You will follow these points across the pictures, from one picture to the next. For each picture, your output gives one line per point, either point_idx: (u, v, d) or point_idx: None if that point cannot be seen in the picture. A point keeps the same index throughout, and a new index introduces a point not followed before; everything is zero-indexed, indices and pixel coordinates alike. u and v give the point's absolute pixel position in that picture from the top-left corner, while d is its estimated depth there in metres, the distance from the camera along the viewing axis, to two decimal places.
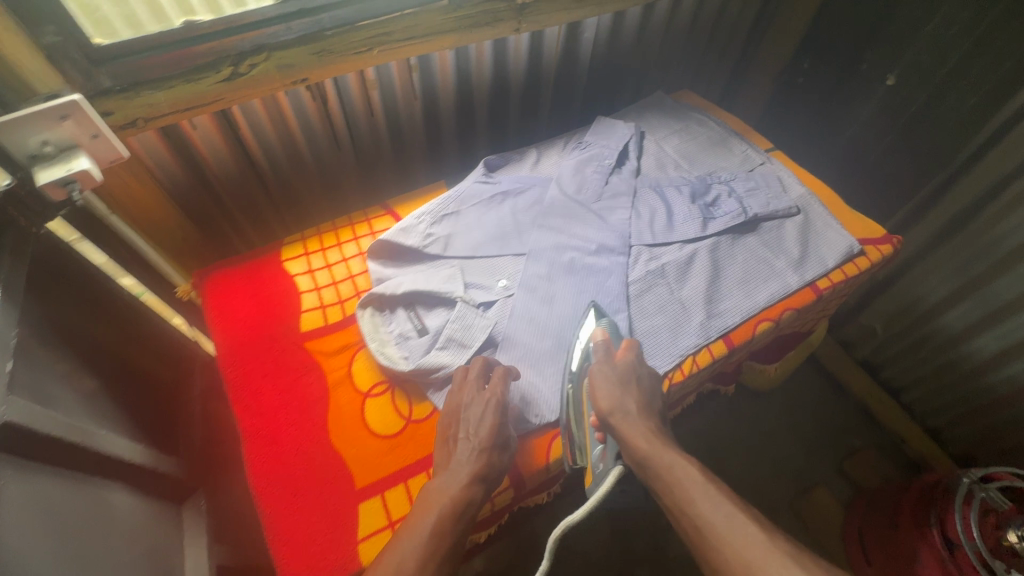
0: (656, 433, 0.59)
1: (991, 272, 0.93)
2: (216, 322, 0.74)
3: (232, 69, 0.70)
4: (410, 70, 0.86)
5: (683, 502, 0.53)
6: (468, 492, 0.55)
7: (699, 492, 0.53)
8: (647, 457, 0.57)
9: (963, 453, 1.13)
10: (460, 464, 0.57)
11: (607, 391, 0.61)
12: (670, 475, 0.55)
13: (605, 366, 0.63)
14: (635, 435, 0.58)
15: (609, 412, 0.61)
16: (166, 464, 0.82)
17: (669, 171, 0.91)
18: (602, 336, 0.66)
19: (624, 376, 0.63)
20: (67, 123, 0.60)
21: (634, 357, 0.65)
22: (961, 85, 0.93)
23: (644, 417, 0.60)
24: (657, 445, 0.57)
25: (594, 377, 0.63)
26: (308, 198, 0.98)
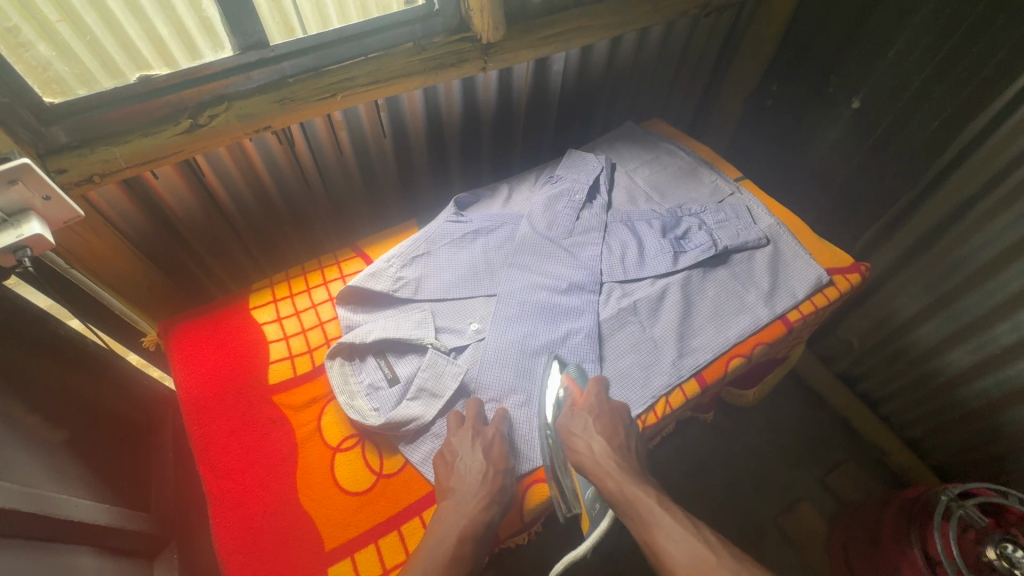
0: (624, 471, 0.62)
1: (960, 289, 0.95)
2: (182, 376, 0.72)
3: (191, 121, 0.69)
4: (378, 110, 0.85)
5: (647, 539, 0.57)
6: (483, 517, 0.58)
7: (662, 531, 0.57)
8: (616, 497, 0.61)
9: (942, 465, 1.14)
10: (468, 490, 0.59)
11: (577, 436, 0.65)
12: (636, 512, 0.59)
13: (594, 400, 0.67)
14: (604, 476, 0.62)
15: (580, 455, 0.64)
16: (134, 520, 0.80)
17: (640, 204, 0.92)
18: (567, 381, 0.69)
19: (586, 416, 0.65)
20: (17, 186, 0.58)
21: (598, 395, 0.67)
22: (923, 109, 0.95)
23: (611, 455, 0.63)
24: (624, 484, 0.61)
25: (563, 425, 0.67)
26: (280, 239, 0.96)
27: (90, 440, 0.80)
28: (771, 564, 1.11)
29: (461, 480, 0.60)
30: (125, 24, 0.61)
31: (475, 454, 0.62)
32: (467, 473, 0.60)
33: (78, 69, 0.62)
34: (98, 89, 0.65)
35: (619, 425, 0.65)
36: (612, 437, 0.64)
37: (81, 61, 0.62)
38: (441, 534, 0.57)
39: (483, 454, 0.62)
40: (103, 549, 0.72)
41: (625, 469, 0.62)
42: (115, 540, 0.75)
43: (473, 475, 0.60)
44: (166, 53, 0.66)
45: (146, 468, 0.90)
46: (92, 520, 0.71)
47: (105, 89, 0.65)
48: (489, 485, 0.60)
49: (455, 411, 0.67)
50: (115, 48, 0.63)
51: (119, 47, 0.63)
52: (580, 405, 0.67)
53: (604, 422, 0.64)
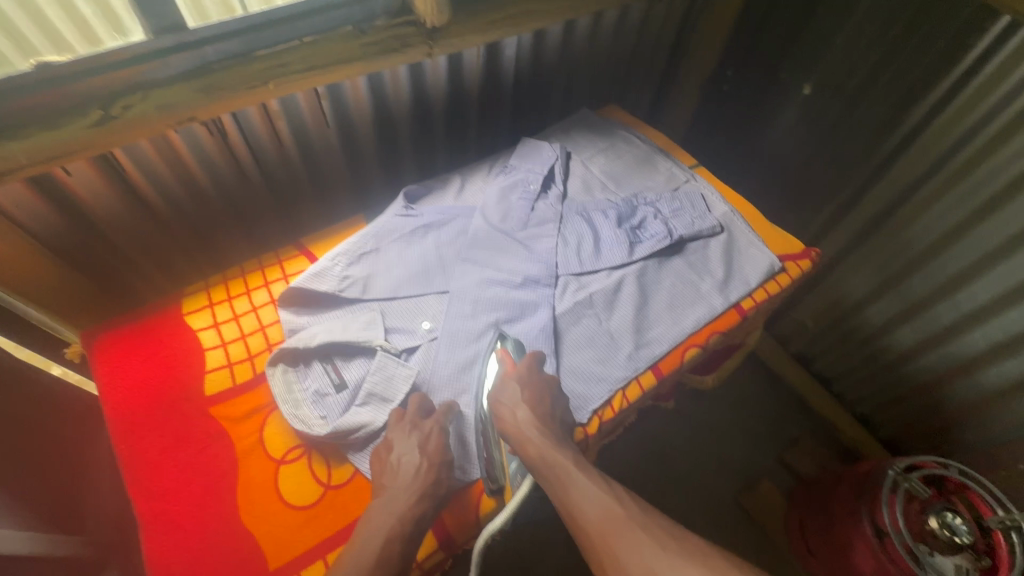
0: (546, 436, 0.60)
1: (906, 269, 0.98)
2: (107, 391, 0.67)
3: (102, 112, 0.63)
4: (319, 98, 0.80)
5: (562, 498, 0.56)
6: (414, 512, 0.55)
7: (576, 489, 0.56)
8: (535, 463, 0.59)
9: (890, 437, 1.19)
10: (401, 487, 0.57)
11: (504, 404, 0.64)
12: (553, 473, 0.58)
13: (524, 370, 0.66)
14: (525, 441, 0.60)
15: (504, 422, 0.63)
16: (56, 544, 0.74)
17: (596, 193, 0.90)
18: (502, 353, 0.70)
19: (515, 385, 0.65)
20: None
21: (530, 367, 0.66)
22: (871, 95, 0.96)
23: (534, 423, 0.61)
24: (544, 449, 0.59)
25: (492, 396, 0.66)
26: (220, 237, 0.90)
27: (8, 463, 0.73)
28: (733, 540, 1.14)
29: (396, 475, 0.58)
30: None
31: (411, 449, 0.60)
32: (401, 467, 0.58)
33: None
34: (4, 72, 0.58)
35: (546, 395, 0.64)
36: (537, 405, 0.62)
37: None
38: (368, 536, 0.53)
39: (420, 448, 0.60)
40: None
41: (547, 435, 0.60)
42: (39, 568, 0.71)
43: (408, 470, 0.58)
44: (85, 27, 0.59)
45: (78, 487, 0.84)
46: (8, 549, 0.67)
47: (13, 72, 0.58)
48: (422, 481, 0.57)
49: (398, 409, 0.65)
50: (29, 26, 0.56)
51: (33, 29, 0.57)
52: (510, 375, 0.66)
53: (533, 392, 0.64)
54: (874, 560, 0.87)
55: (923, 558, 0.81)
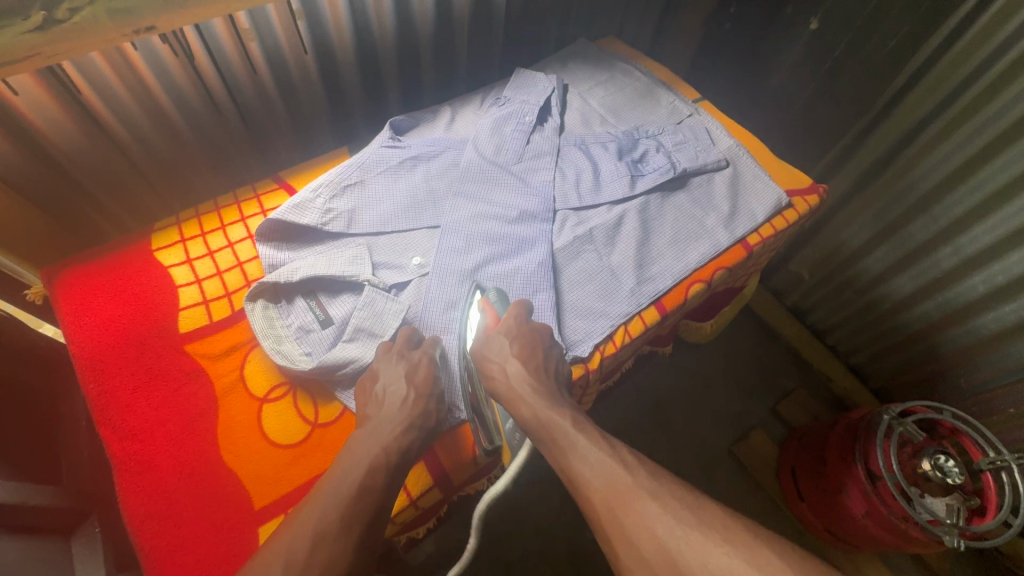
0: (539, 394, 0.57)
1: (909, 214, 0.94)
2: (72, 328, 0.62)
3: (45, 15, 0.55)
4: (293, 16, 0.73)
5: (562, 465, 0.52)
6: (399, 443, 0.52)
7: (576, 454, 0.52)
8: (531, 424, 0.56)
9: (881, 386, 1.19)
10: (387, 416, 0.54)
11: (492, 359, 0.60)
12: (551, 438, 0.54)
13: (513, 321, 0.62)
14: (518, 400, 0.57)
15: (494, 379, 0.60)
16: (39, 496, 0.70)
17: (595, 126, 0.85)
18: (484, 304, 0.64)
19: (502, 338, 0.61)
20: None
21: (517, 318, 0.62)
22: (882, 27, 0.90)
23: (526, 379, 0.58)
24: (539, 408, 0.56)
25: (477, 351, 0.62)
26: (191, 175, 0.84)
27: None
28: (725, 489, 1.13)
29: (381, 405, 0.55)
30: None
31: (397, 379, 0.56)
32: (386, 398, 0.55)
33: None
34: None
35: (536, 346, 0.60)
36: (528, 359, 0.59)
37: None
38: (347, 469, 0.49)
39: (407, 378, 0.57)
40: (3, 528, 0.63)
41: (540, 393, 0.57)
42: (21, 520, 0.66)
43: (393, 400, 0.55)
44: None
45: (54, 439, 0.79)
46: None
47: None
48: (408, 411, 0.54)
49: (386, 342, 0.61)
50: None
51: None
52: (496, 328, 0.62)
53: (523, 343, 0.59)
54: (868, 502, 0.87)
55: (915, 498, 0.81)
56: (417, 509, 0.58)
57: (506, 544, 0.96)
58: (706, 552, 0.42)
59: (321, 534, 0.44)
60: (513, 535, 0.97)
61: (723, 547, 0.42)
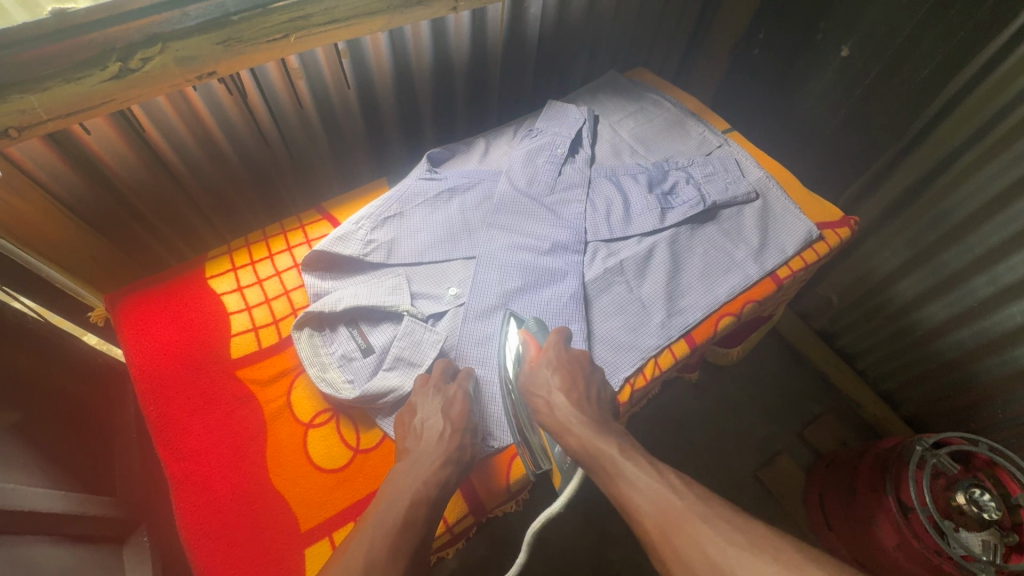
0: (585, 424, 0.58)
1: (942, 242, 0.93)
2: (134, 352, 0.66)
3: (120, 65, 0.60)
4: (339, 55, 0.77)
5: (613, 491, 0.53)
6: (438, 476, 0.54)
7: (624, 479, 0.53)
8: (581, 454, 0.57)
9: (913, 414, 1.16)
10: (426, 449, 0.56)
11: (538, 393, 0.62)
12: (600, 465, 0.55)
13: (553, 352, 0.64)
14: (566, 432, 0.59)
15: (542, 413, 0.62)
16: (96, 505, 0.75)
17: (625, 157, 0.87)
18: (525, 336, 0.67)
19: (545, 370, 0.63)
20: None
21: (558, 346, 0.64)
22: (914, 56, 0.90)
23: (571, 411, 0.59)
24: (586, 439, 0.57)
25: (524, 384, 0.64)
26: (239, 202, 0.88)
27: (40, 427, 0.73)
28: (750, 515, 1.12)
29: (420, 438, 0.57)
30: None
31: (435, 412, 0.58)
32: (424, 431, 0.57)
33: None
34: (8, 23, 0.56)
35: (578, 375, 0.61)
36: (570, 391, 0.60)
37: None
38: (391, 501, 0.52)
39: (443, 412, 0.59)
40: (58, 537, 0.67)
41: (588, 424, 0.58)
42: (76, 528, 0.70)
43: (430, 434, 0.57)
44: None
45: (108, 451, 0.84)
46: (44, 508, 0.66)
47: (16, 23, 0.56)
48: (445, 446, 0.56)
49: (424, 374, 0.63)
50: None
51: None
52: (539, 361, 0.64)
53: (564, 374, 0.61)
54: (898, 535, 0.85)
55: (949, 533, 0.79)
56: (453, 532, 0.60)
57: (530, 565, 0.97)
58: (757, 567, 0.43)
59: (372, 559, 0.47)
60: (538, 555, 0.97)
61: (774, 567, 0.43)
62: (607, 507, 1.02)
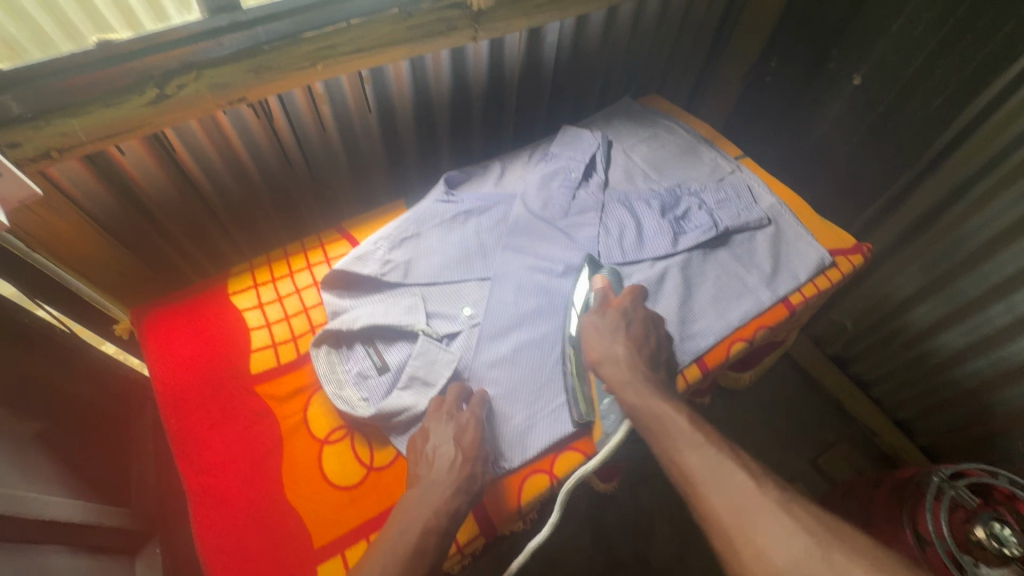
0: (646, 380, 0.61)
1: (956, 270, 0.93)
2: (157, 365, 0.68)
3: (157, 91, 0.64)
4: (362, 82, 0.79)
5: (677, 461, 0.54)
6: (448, 506, 0.54)
7: (694, 453, 0.54)
8: (642, 410, 0.58)
9: (931, 444, 1.14)
10: (437, 477, 0.56)
11: (603, 334, 0.65)
12: (663, 430, 0.56)
13: (629, 303, 0.68)
14: (624, 383, 0.60)
15: (600, 353, 0.64)
16: (113, 516, 0.76)
17: (638, 182, 0.89)
18: (602, 284, 0.71)
19: (618, 317, 0.66)
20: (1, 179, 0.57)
21: (634, 299, 0.69)
22: (926, 86, 0.91)
23: (635, 357, 0.62)
24: (651, 398, 0.58)
25: (588, 326, 0.67)
26: (261, 220, 0.91)
27: (59, 437, 0.74)
28: None
29: (431, 466, 0.58)
30: None
31: (447, 440, 0.59)
32: (436, 458, 0.58)
33: (28, 26, 0.57)
34: (54, 54, 0.59)
35: (647, 334, 0.65)
36: (639, 342, 0.64)
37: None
38: (402, 527, 0.53)
39: (455, 440, 0.59)
40: (76, 548, 0.69)
41: (647, 384, 0.60)
42: (93, 538, 0.72)
43: (442, 463, 0.57)
44: (129, 14, 0.61)
45: (126, 462, 0.86)
46: (64, 518, 0.67)
47: (63, 53, 0.59)
48: (456, 473, 0.56)
49: (437, 397, 0.64)
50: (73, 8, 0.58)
51: (78, 7, 0.58)
52: (613, 309, 0.68)
53: (635, 328, 0.65)
54: None
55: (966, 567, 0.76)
56: (463, 554, 0.61)
57: None
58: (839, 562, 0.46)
59: None
60: None
61: None
62: (616, 530, 1.02)
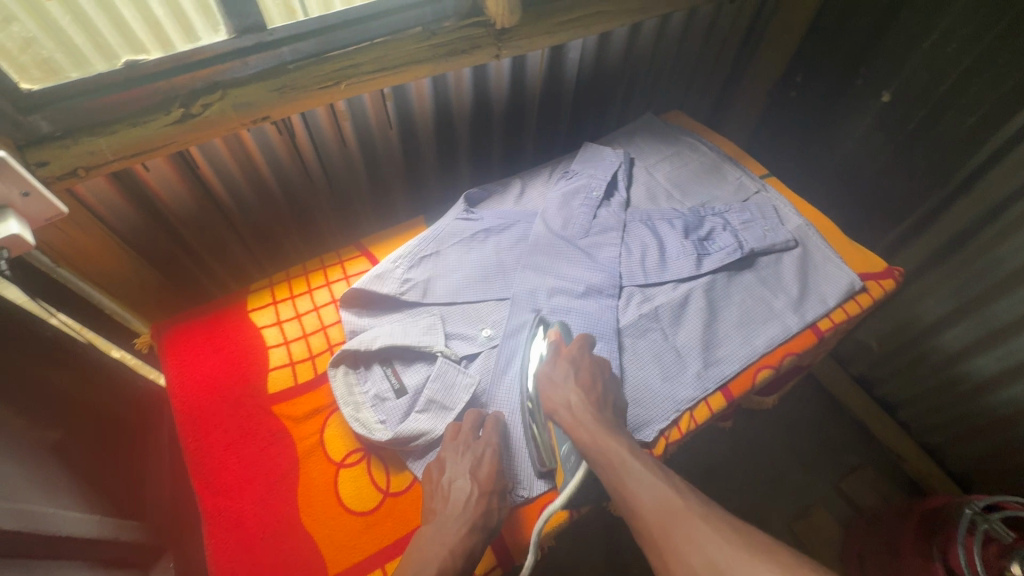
0: (599, 420, 0.57)
1: (990, 293, 0.89)
2: (176, 383, 0.68)
3: (183, 110, 0.65)
4: (384, 99, 0.79)
5: (616, 486, 0.52)
6: (463, 545, 0.53)
7: (632, 479, 0.52)
8: (589, 450, 0.55)
9: (961, 472, 1.10)
10: (451, 514, 0.55)
11: (555, 384, 0.61)
12: (607, 461, 0.54)
13: (577, 352, 0.63)
14: (578, 426, 0.57)
15: (554, 403, 0.60)
16: (128, 529, 0.76)
17: (660, 202, 0.87)
18: (554, 336, 0.67)
19: (567, 365, 0.62)
20: (31, 199, 0.58)
21: (581, 349, 0.63)
22: (959, 104, 0.88)
23: (588, 408, 0.58)
24: (598, 435, 0.56)
25: (542, 376, 0.63)
26: (280, 234, 0.91)
27: (75, 448, 0.74)
28: None
29: (446, 500, 0.56)
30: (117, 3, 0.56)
31: (463, 473, 0.57)
32: (451, 492, 0.56)
33: (70, 51, 0.58)
34: (90, 72, 0.60)
35: (598, 377, 0.61)
36: (591, 391, 0.60)
37: (46, 11, 0.54)
38: (418, 568, 0.52)
39: (471, 473, 0.58)
40: (94, 562, 0.69)
41: (599, 420, 0.57)
42: (109, 553, 0.72)
43: (458, 498, 0.56)
44: (161, 35, 0.61)
45: (142, 474, 0.86)
46: (82, 533, 0.67)
47: (97, 72, 0.60)
48: (472, 511, 0.55)
49: (454, 422, 0.63)
50: (106, 27, 0.57)
51: (111, 27, 0.58)
52: (561, 357, 0.63)
53: (585, 375, 0.61)
54: None
55: None
56: None
57: None
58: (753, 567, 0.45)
59: None
60: None
61: None
62: (631, 553, 0.99)
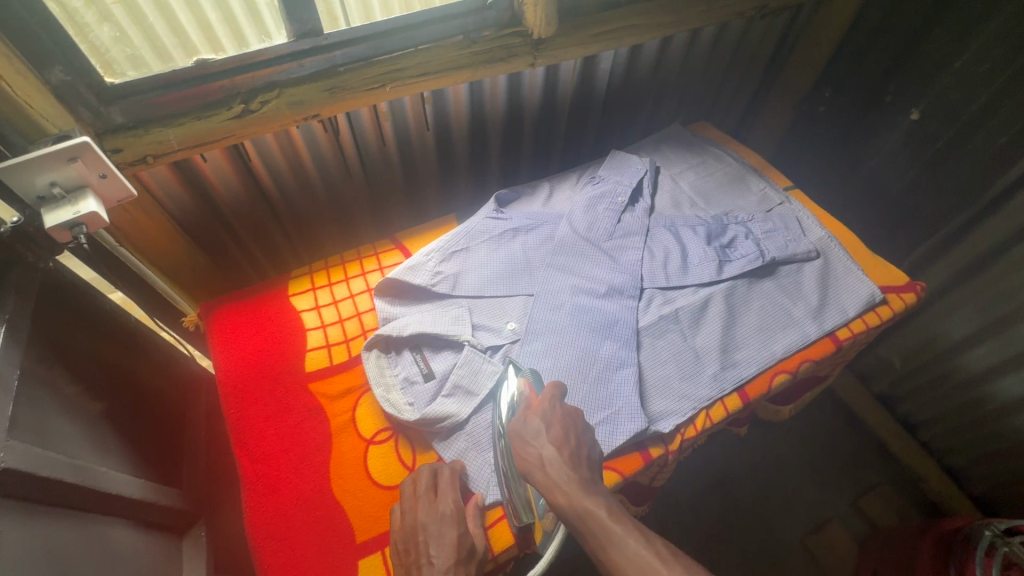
0: (575, 480, 0.51)
1: (1017, 313, 0.89)
2: (222, 357, 0.73)
3: (243, 106, 0.70)
4: (423, 102, 0.84)
5: (599, 557, 0.47)
6: None
7: (614, 544, 0.47)
8: (567, 514, 0.50)
9: (983, 495, 1.08)
10: None
11: (529, 443, 0.56)
12: (586, 528, 0.48)
13: (548, 405, 0.58)
14: (554, 488, 0.51)
15: (529, 462, 0.55)
16: (168, 495, 0.81)
17: (684, 209, 0.90)
18: (524, 385, 0.63)
19: (540, 420, 0.57)
20: (107, 181, 0.64)
21: (553, 401, 0.59)
22: (990, 124, 0.89)
23: (563, 466, 0.53)
24: (576, 497, 0.50)
25: (515, 432, 0.58)
26: (318, 226, 0.96)
27: (126, 416, 0.79)
28: None
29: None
30: (174, 6, 0.61)
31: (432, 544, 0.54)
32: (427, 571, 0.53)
33: (126, 49, 0.63)
34: (145, 72, 0.65)
35: (571, 433, 0.56)
36: (564, 445, 0.55)
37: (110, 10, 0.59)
38: None
39: (442, 544, 0.55)
40: (137, 523, 0.73)
41: (576, 481, 0.51)
42: (150, 515, 0.76)
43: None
44: (212, 39, 0.66)
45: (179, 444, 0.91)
46: (129, 493, 0.71)
47: (152, 73, 0.65)
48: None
49: (419, 481, 0.60)
50: (164, 32, 0.63)
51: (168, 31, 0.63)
52: (534, 411, 0.58)
53: (558, 430, 0.56)
54: None
55: None
56: None
57: None
58: None
59: None
60: None
61: None
62: None
